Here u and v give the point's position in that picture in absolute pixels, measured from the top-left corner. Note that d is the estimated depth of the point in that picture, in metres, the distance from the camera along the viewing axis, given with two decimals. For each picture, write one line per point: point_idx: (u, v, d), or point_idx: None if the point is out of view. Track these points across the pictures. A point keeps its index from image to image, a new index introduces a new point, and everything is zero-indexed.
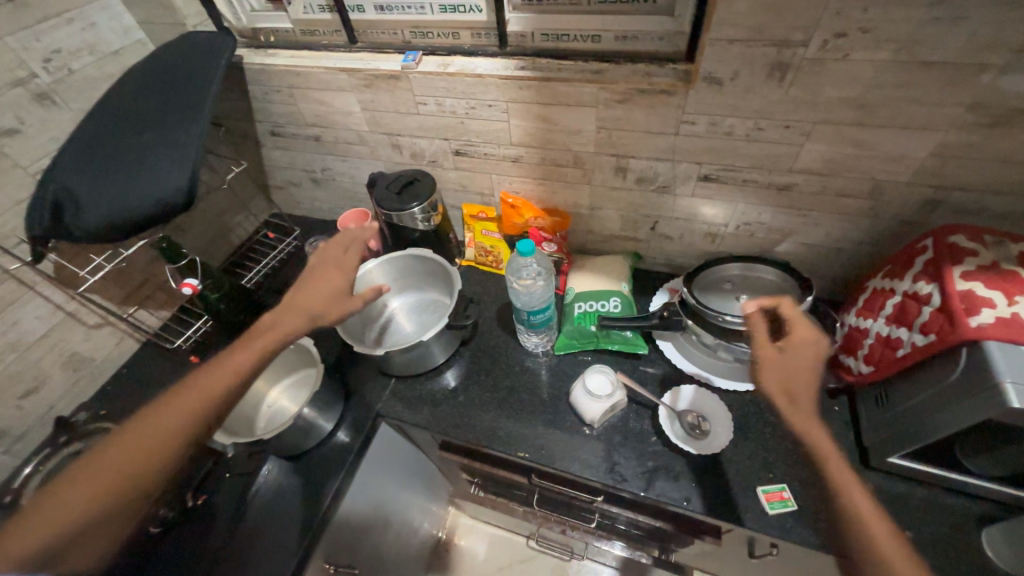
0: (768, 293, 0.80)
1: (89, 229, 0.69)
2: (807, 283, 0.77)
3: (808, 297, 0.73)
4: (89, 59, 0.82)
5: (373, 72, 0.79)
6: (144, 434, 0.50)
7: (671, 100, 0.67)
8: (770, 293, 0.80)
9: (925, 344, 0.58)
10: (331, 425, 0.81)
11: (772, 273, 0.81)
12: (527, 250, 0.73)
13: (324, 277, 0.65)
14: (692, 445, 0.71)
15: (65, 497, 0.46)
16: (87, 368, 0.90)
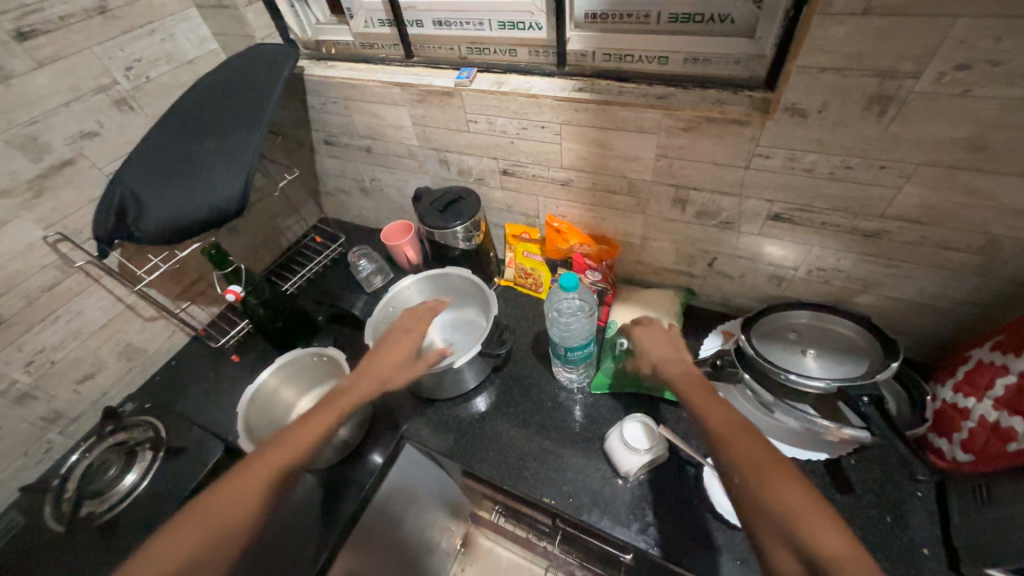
0: (841, 350, 0.70)
1: (148, 233, 0.72)
2: (893, 345, 0.66)
3: (893, 364, 0.63)
4: (165, 67, 0.86)
5: (426, 88, 0.78)
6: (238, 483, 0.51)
7: (744, 131, 0.61)
8: (844, 350, 0.70)
9: None
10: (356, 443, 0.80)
11: (848, 327, 0.71)
12: (570, 283, 0.69)
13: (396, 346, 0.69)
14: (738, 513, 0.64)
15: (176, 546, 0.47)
16: (140, 358, 0.95)
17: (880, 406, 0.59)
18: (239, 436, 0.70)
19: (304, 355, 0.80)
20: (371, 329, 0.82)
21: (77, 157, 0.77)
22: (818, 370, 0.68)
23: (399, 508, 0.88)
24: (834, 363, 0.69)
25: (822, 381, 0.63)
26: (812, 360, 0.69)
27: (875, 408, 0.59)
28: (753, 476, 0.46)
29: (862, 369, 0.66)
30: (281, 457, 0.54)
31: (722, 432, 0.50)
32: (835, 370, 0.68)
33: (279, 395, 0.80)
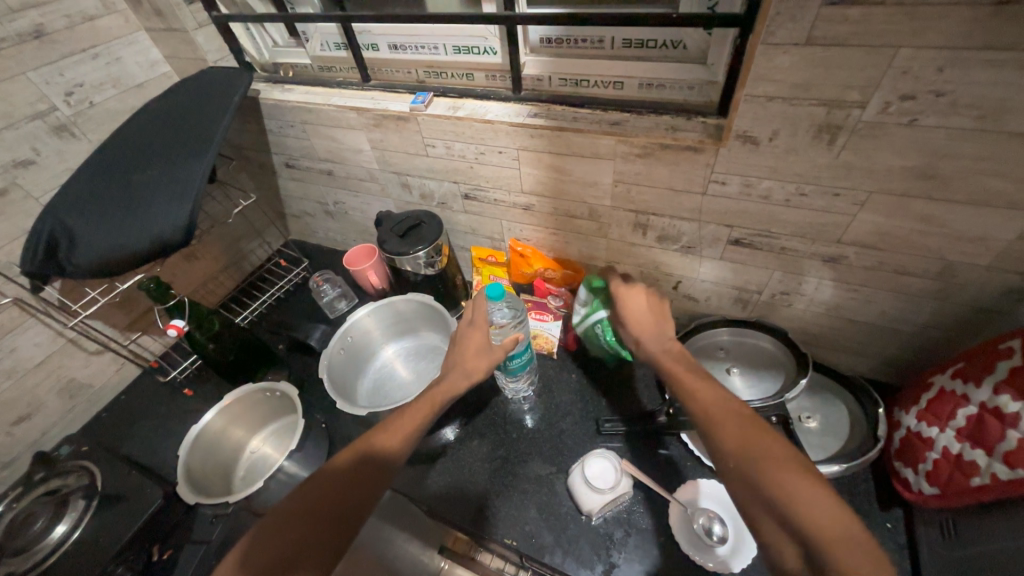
0: (764, 364, 0.75)
1: (82, 267, 0.68)
2: (803, 358, 0.70)
3: (799, 382, 0.67)
4: (112, 92, 0.83)
5: (382, 113, 0.76)
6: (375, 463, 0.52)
7: (698, 157, 0.59)
8: (765, 363, 0.75)
9: (1014, 480, 0.46)
10: None
11: (767, 340, 0.75)
12: (494, 291, 0.68)
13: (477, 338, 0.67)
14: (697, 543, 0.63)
15: (263, 545, 0.46)
16: (84, 395, 0.89)
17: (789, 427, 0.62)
18: (179, 483, 0.67)
19: (256, 391, 0.78)
20: (325, 360, 0.79)
21: (10, 187, 0.73)
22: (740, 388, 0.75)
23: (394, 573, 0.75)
24: (755, 378, 0.75)
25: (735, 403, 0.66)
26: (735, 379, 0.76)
27: (782, 428, 0.62)
28: (743, 453, 0.44)
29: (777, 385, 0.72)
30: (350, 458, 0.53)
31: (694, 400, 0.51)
32: (757, 387, 0.74)
33: (226, 436, 0.78)
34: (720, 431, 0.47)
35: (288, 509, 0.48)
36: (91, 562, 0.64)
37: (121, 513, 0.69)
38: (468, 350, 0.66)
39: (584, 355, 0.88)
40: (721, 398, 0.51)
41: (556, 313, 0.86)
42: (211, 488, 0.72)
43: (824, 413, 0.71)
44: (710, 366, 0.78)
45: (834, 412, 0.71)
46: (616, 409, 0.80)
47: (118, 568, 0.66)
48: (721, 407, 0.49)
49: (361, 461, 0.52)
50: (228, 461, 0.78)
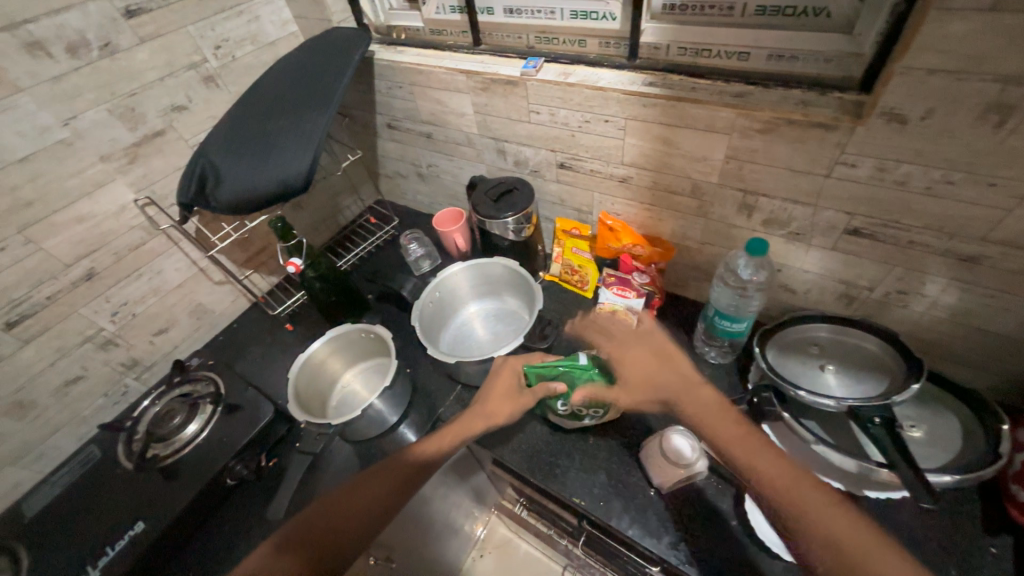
0: (863, 365, 0.69)
1: (223, 202, 0.78)
2: (916, 360, 0.64)
3: (914, 385, 0.61)
4: (250, 48, 0.92)
5: (492, 76, 0.78)
6: (393, 474, 0.62)
7: (829, 136, 0.56)
8: (864, 365, 0.69)
9: None
10: (396, 417, 0.81)
11: (872, 342, 0.69)
12: (758, 247, 0.62)
13: (500, 388, 0.72)
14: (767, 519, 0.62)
15: (319, 516, 0.58)
16: (207, 318, 1.02)
17: (894, 431, 0.57)
18: (289, 397, 0.76)
19: (354, 330, 0.86)
20: (417, 310, 0.85)
21: (168, 128, 0.84)
22: (834, 386, 0.68)
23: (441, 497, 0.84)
24: (852, 379, 0.68)
25: (833, 399, 0.62)
26: (829, 376, 0.69)
27: (885, 430, 0.58)
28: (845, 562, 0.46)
29: (881, 386, 0.65)
30: (387, 475, 0.62)
31: (783, 490, 0.53)
32: (851, 388, 0.67)
33: (327, 366, 0.87)
34: (810, 522, 0.50)
35: (341, 494, 0.60)
36: (218, 456, 0.75)
37: (238, 422, 0.79)
38: (495, 400, 0.71)
39: (662, 336, 0.87)
40: (790, 471, 0.54)
41: (638, 290, 0.85)
42: (312, 409, 0.82)
43: (932, 421, 0.65)
44: (799, 361, 0.72)
45: (943, 424, 0.64)
46: None
47: (237, 466, 0.76)
48: (779, 480, 0.53)
49: (395, 463, 0.63)
50: (323, 388, 0.87)
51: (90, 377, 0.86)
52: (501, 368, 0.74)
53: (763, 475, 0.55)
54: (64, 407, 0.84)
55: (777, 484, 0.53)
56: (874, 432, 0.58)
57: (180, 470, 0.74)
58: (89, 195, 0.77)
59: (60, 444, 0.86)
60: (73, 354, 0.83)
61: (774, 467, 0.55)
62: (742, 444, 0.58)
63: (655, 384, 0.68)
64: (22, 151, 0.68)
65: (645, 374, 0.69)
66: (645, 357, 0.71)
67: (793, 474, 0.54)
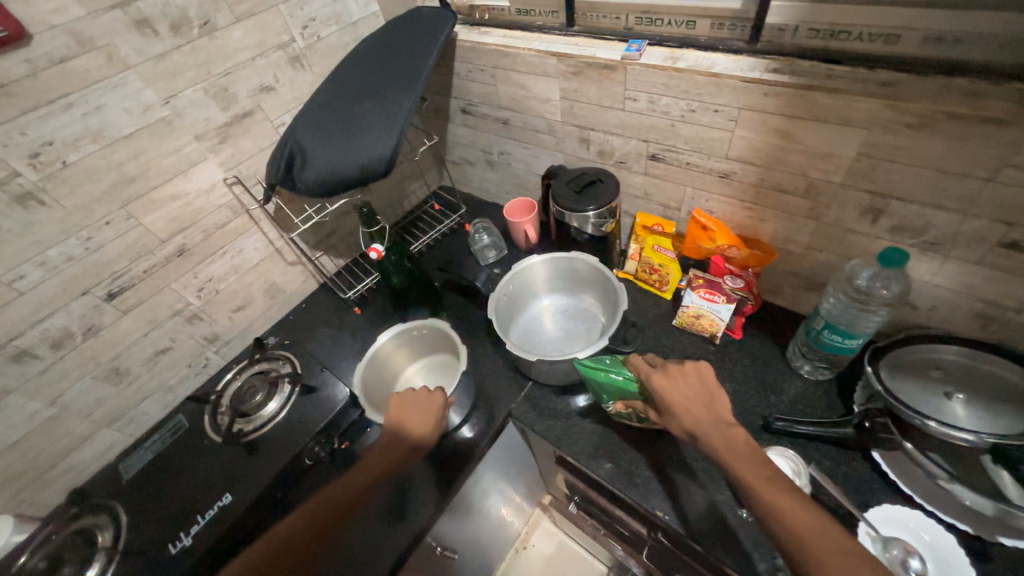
0: (998, 397, 0.61)
1: (307, 184, 0.78)
2: None
3: None
4: (334, 28, 0.91)
5: (588, 60, 0.73)
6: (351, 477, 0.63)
7: (1001, 133, 0.48)
8: (999, 397, 0.61)
9: None
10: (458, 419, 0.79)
11: (1013, 371, 0.61)
12: (894, 258, 0.56)
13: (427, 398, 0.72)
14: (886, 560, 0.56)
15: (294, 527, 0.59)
16: (280, 297, 1.04)
17: None
18: (357, 394, 0.76)
19: (416, 326, 0.86)
20: (493, 305, 0.83)
21: (256, 109, 0.84)
22: (963, 417, 0.61)
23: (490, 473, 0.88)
24: (985, 413, 0.61)
25: (972, 433, 0.55)
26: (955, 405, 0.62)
27: None
28: None
29: (1021, 425, 0.58)
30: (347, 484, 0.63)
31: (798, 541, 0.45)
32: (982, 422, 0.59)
33: (391, 361, 0.87)
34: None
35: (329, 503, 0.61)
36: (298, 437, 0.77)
37: (313, 403, 0.81)
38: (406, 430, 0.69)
39: (750, 345, 0.81)
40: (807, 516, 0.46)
41: (729, 295, 0.79)
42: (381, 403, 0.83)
43: None
44: (919, 385, 0.65)
45: None
46: (784, 409, 0.73)
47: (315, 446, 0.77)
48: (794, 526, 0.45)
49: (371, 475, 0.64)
50: (390, 379, 0.88)
51: (176, 349, 0.90)
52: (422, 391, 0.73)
53: (781, 515, 0.46)
54: (152, 376, 0.88)
55: (791, 530, 0.45)
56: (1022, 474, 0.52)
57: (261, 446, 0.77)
58: (183, 173, 0.78)
59: (148, 411, 0.90)
60: (163, 326, 0.86)
61: (806, 520, 0.46)
62: (774, 494, 0.48)
63: (688, 415, 0.57)
64: (128, 128, 0.70)
65: (677, 394, 0.59)
66: (686, 378, 0.60)
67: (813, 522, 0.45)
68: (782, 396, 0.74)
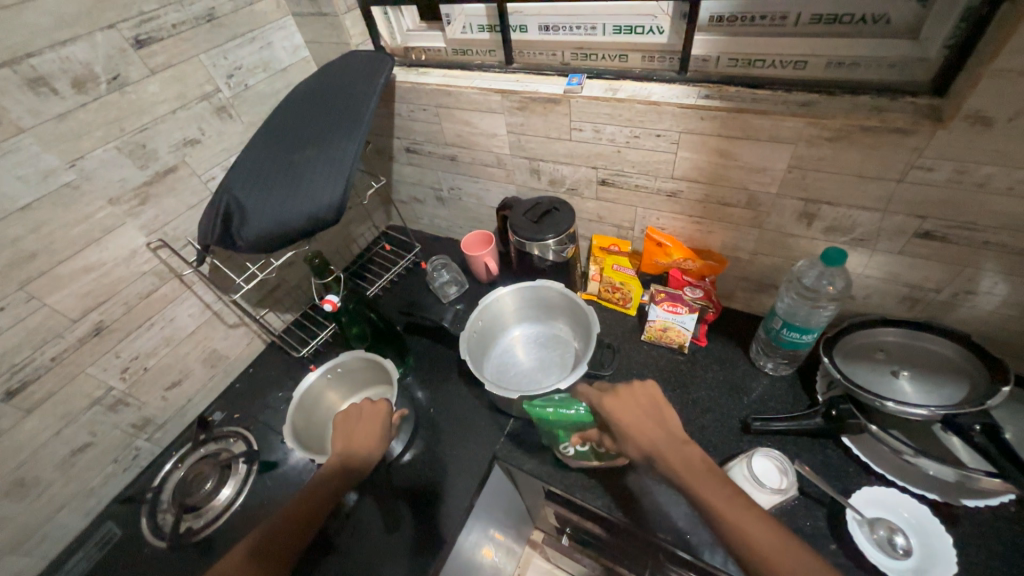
0: (938, 369, 0.67)
1: (248, 240, 0.71)
2: (996, 362, 0.63)
3: (1004, 388, 0.59)
4: (262, 76, 0.86)
5: (531, 95, 0.75)
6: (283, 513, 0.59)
7: (906, 141, 0.55)
8: (938, 369, 0.68)
9: None
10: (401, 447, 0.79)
11: (943, 344, 0.68)
12: (834, 257, 0.61)
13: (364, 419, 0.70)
14: (872, 541, 0.59)
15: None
16: (222, 366, 0.93)
17: (995, 436, 0.56)
18: (286, 436, 0.72)
19: (347, 359, 0.82)
20: (464, 344, 0.80)
21: (180, 164, 0.77)
22: (914, 393, 0.66)
23: (481, 521, 0.84)
24: (930, 385, 0.66)
25: (925, 408, 0.60)
26: (905, 383, 0.67)
27: (988, 438, 0.56)
28: None
29: (961, 392, 0.64)
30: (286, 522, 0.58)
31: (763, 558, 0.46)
32: (931, 394, 0.65)
33: (323, 399, 0.83)
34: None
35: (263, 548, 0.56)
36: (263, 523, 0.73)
37: (275, 481, 0.78)
38: (353, 443, 0.67)
39: (715, 351, 0.85)
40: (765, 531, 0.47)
41: (691, 305, 0.83)
42: (316, 447, 0.78)
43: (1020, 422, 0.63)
44: (870, 368, 0.70)
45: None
46: (758, 409, 0.76)
47: None
48: (754, 541, 0.47)
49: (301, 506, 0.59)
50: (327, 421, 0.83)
51: (98, 444, 0.77)
52: (350, 409, 0.71)
53: (745, 535, 0.47)
54: (68, 481, 0.74)
55: (756, 548, 0.46)
56: (976, 441, 0.57)
57: (218, 540, 0.72)
58: (97, 243, 0.69)
59: (65, 523, 0.76)
60: (79, 420, 0.73)
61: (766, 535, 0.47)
62: (733, 510, 0.49)
63: (644, 437, 0.58)
64: (24, 198, 0.61)
65: (628, 419, 0.60)
66: (636, 401, 0.62)
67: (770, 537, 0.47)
68: (754, 395, 0.77)
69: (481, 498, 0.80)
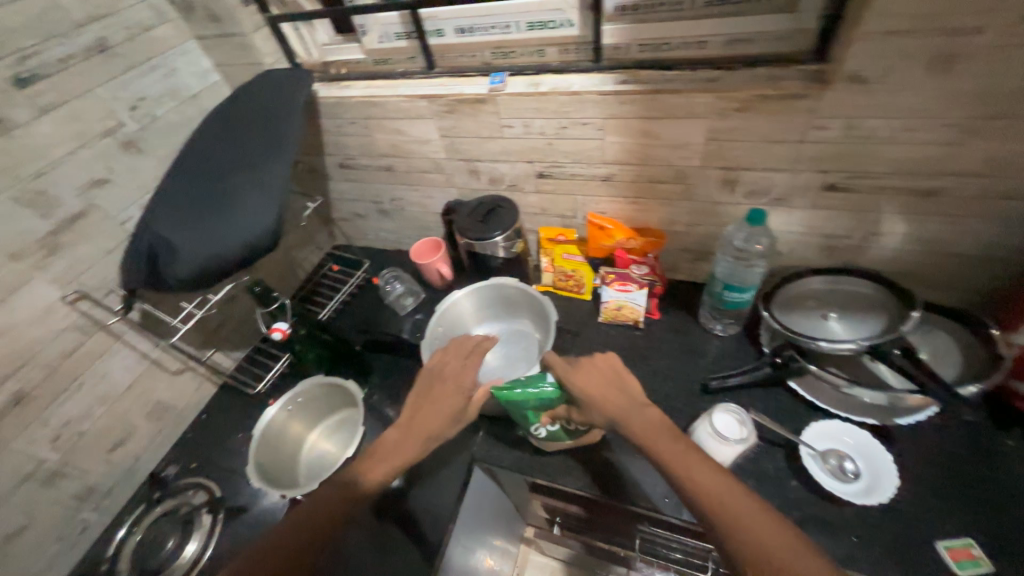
0: (860, 308, 0.74)
1: (179, 278, 0.67)
2: (903, 292, 0.71)
3: (914, 313, 0.67)
4: (172, 104, 0.81)
5: (457, 97, 0.76)
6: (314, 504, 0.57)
7: (801, 104, 0.60)
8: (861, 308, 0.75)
9: None
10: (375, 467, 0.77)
11: (863, 285, 0.74)
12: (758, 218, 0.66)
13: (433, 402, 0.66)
14: (825, 471, 0.64)
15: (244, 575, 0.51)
16: (169, 417, 0.87)
17: (913, 357, 0.63)
18: (250, 476, 0.68)
19: (307, 387, 0.79)
20: (427, 352, 0.80)
21: (90, 208, 0.71)
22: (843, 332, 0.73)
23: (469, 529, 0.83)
24: (855, 323, 0.73)
25: (852, 342, 0.65)
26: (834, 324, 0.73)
27: (907, 359, 0.63)
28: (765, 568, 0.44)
29: (881, 324, 0.71)
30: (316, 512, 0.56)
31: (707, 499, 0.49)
32: (855, 330, 0.72)
33: (287, 432, 0.79)
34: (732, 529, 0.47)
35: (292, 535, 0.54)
36: None
37: (246, 527, 0.74)
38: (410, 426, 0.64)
39: (669, 322, 0.89)
40: (710, 476, 0.51)
41: (640, 281, 0.86)
42: (285, 483, 0.75)
43: (932, 344, 0.71)
44: (804, 316, 0.76)
45: (939, 343, 0.71)
46: (714, 369, 0.80)
47: None
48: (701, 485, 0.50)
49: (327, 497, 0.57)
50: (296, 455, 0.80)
51: (34, 525, 0.70)
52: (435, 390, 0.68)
53: (693, 480, 0.51)
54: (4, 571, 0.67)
55: (702, 492, 0.50)
56: (896, 363, 0.64)
57: None
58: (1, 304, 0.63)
59: None
60: (8, 502, 0.66)
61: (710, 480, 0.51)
62: (684, 459, 0.53)
63: (609, 403, 0.62)
64: None
65: (595, 388, 0.64)
66: (601, 372, 0.66)
67: (715, 481, 0.51)
68: (709, 357, 0.82)
69: (466, 506, 0.79)
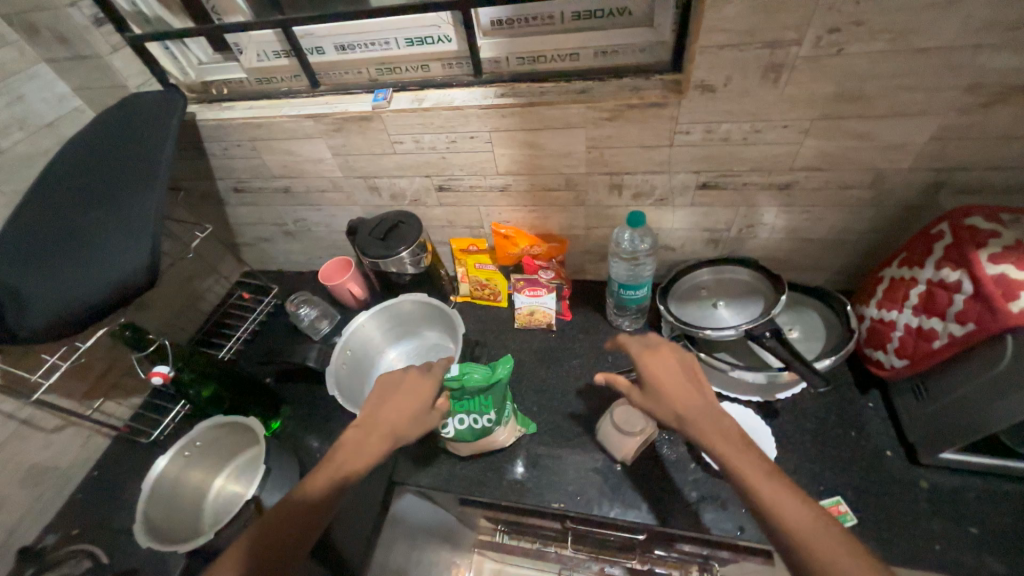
0: (743, 293, 0.80)
1: (37, 331, 0.61)
2: (774, 278, 0.78)
3: (781, 296, 0.74)
4: (20, 135, 0.74)
5: (342, 115, 0.74)
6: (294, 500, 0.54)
7: (663, 112, 0.64)
8: (744, 293, 0.80)
9: (901, 365, 0.65)
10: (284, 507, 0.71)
11: (742, 272, 0.82)
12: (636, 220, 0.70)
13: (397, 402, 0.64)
14: None
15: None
16: (51, 480, 0.78)
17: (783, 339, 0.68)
18: (137, 535, 0.63)
19: (205, 429, 0.74)
20: (332, 377, 0.78)
21: None
22: (729, 317, 0.78)
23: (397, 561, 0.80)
24: (739, 307, 0.79)
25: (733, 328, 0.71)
26: (721, 311, 0.79)
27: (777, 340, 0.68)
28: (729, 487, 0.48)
29: (760, 306, 0.77)
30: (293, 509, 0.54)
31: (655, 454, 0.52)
32: (741, 313, 0.78)
33: (186, 481, 0.74)
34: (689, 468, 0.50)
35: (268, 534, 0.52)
36: None
37: None
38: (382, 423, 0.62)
39: (580, 322, 0.92)
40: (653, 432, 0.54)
41: (547, 286, 0.88)
42: (183, 537, 0.69)
43: (803, 321, 0.78)
44: (696, 305, 0.81)
45: (808, 320, 0.79)
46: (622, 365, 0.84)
47: None
48: None
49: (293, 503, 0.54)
50: (199, 502, 0.75)
51: None
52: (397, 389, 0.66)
53: None
54: None
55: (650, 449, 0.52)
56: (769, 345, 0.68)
57: None
58: None
59: None
60: None
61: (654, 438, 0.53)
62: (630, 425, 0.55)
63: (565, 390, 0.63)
64: None
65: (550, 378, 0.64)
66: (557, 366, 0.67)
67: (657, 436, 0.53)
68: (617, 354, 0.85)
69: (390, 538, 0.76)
